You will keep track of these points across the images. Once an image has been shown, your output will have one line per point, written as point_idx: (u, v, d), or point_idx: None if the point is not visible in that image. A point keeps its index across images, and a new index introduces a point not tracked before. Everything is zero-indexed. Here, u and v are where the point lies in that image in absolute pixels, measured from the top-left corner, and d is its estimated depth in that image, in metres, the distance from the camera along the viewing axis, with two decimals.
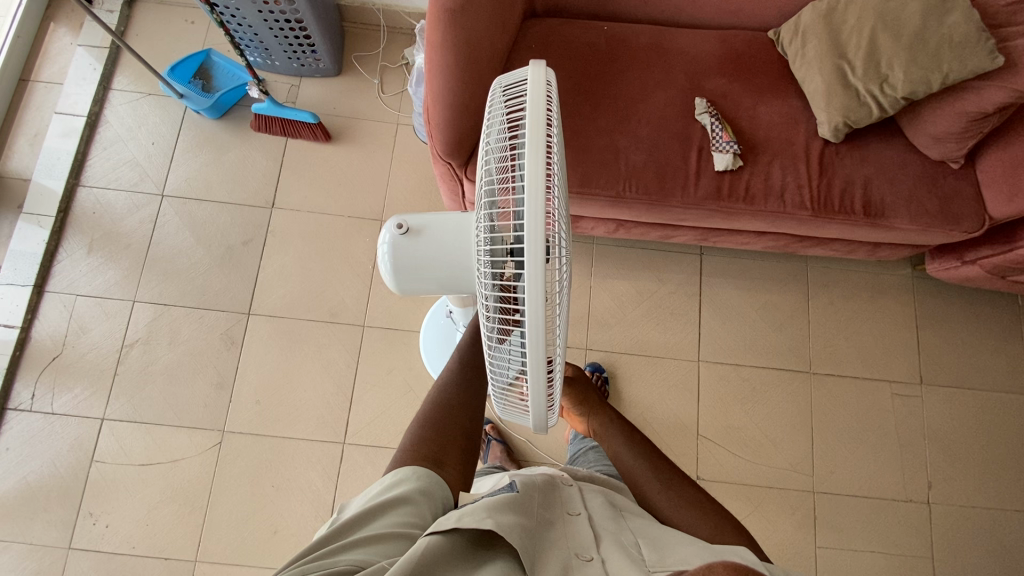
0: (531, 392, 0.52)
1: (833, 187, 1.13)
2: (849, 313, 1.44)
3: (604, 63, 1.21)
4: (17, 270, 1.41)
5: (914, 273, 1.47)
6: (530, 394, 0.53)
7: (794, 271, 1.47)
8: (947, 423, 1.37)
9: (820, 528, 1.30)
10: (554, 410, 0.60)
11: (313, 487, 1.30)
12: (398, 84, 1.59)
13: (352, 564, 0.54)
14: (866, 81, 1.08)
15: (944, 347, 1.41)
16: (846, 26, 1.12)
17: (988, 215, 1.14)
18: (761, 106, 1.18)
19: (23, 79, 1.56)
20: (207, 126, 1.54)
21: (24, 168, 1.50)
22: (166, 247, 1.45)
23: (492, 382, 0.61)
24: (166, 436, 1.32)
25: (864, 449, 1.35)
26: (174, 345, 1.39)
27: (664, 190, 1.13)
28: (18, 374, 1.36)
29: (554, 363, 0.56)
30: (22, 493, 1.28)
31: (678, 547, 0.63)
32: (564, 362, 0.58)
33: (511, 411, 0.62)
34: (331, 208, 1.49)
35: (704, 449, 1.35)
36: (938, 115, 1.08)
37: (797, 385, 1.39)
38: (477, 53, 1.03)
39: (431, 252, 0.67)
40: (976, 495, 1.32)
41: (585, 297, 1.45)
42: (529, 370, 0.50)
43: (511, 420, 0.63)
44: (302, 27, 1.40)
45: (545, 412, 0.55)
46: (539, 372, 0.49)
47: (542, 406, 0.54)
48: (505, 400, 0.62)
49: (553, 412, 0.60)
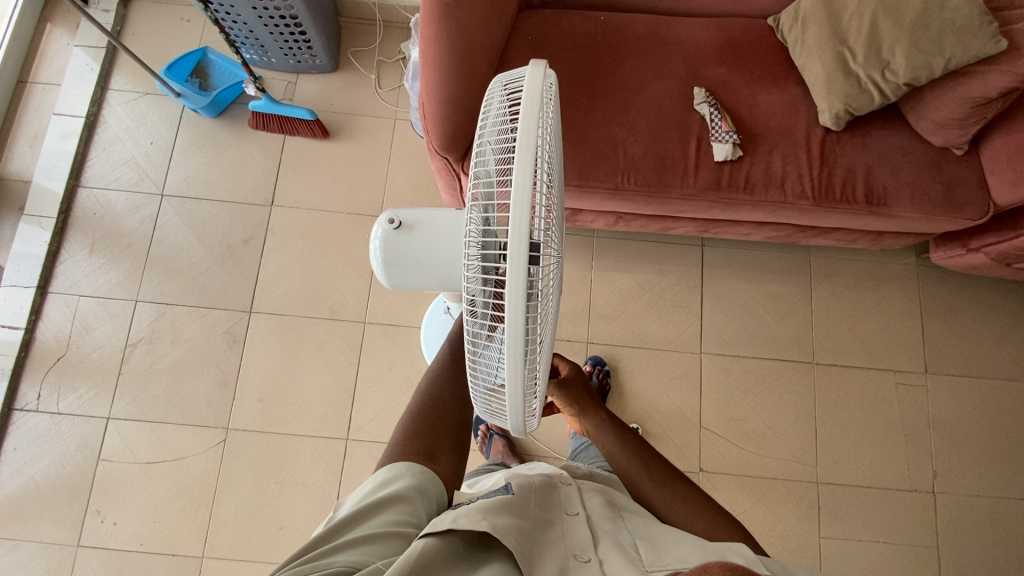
0: (508, 393, 0.52)
1: (833, 176, 1.12)
2: (852, 302, 1.43)
3: (601, 54, 1.20)
4: (21, 271, 1.42)
5: (919, 261, 1.46)
6: (508, 399, 0.52)
7: (796, 261, 1.45)
8: (952, 413, 1.36)
9: (824, 518, 1.29)
10: (536, 414, 0.61)
11: (317, 484, 1.31)
12: (395, 79, 1.58)
13: (347, 565, 0.55)
14: (867, 68, 1.06)
15: (949, 336, 1.40)
16: (847, 11, 1.10)
17: (992, 203, 1.12)
18: (760, 95, 1.17)
19: (22, 80, 1.56)
20: (204, 125, 1.54)
21: (25, 169, 1.50)
22: (167, 246, 1.46)
23: (474, 384, 0.60)
24: (171, 435, 1.33)
25: (868, 439, 1.34)
26: (176, 344, 1.39)
27: (663, 181, 1.12)
28: (24, 374, 1.37)
29: (535, 366, 0.56)
30: (29, 492, 1.30)
31: (676, 546, 0.63)
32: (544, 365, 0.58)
33: (492, 414, 0.61)
34: (329, 206, 1.49)
35: (707, 440, 1.34)
36: (939, 101, 1.07)
37: (799, 376, 1.38)
38: (472, 46, 1.02)
39: (420, 247, 0.67)
40: (983, 485, 1.31)
41: (585, 290, 1.44)
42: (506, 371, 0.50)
43: (490, 422, 0.62)
44: (297, 24, 1.39)
45: (523, 416, 0.54)
46: (517, 374, 0.49)
47: (521, 410, 0.53)
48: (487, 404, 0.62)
49: (532, 416, 0.61)
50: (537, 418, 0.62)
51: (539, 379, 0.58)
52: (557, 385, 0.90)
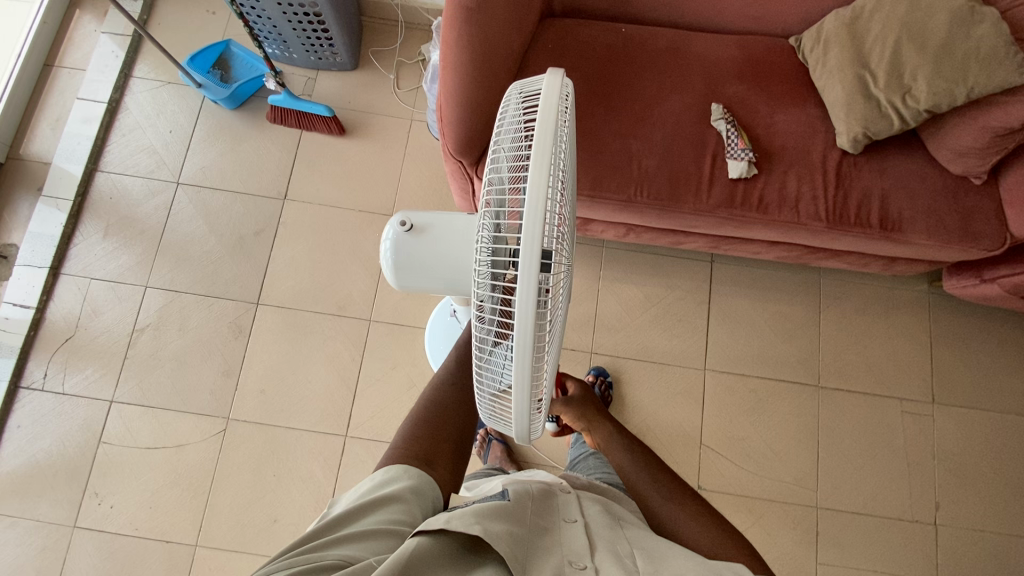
0: (514, 401, 0.52)
1: (849, 199, 1.11)
2: (861, 328, 1.41)
3: (620, 66, 1.20)
4: (36, 251, 1.44)
5: (931, 288, 1.44)
6: (514, 405, 0.52)
7: (806, 282, 1.44)
8: (958, 444, 1.34)
9: (821, 544, 1.28)
10: (539, 422, 0.61)
11: (314, 479, 1.31)
12: (414, 80, 1.59)
13: (339, 559, 0.54)
14: (888, 93, 1.06)
15: (959, 366, 1.38)
16: (870, 35, 1.09)
17: (1009, 234, 1.11)
18: (778, 115, 1.16)
19: (47, 64, 1.59)
20: (223, 116, 1.55)
21: (45, 151, 1.52)
22: (181, 234, 1.47)
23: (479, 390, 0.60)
24: (173, 421, 1.34)
25: (871, 466, 1.33)
26: (183, 331, 1.40)
27: (676, 196, 1.12)
28: (32, 353, 1.39)
29: (543, 375, 0.56)
30: (30, 470, 1.31)
31: (673, 561, 0.63)
32: (550, 372, 0.58)
33: (495, 419, 0.61)
34: (342, 202, 1.50)
35: (706, 458, 1.33)
36: (961, 129, 1.06)
37: (804, 399, 1.37)
38: (492, 52, 1.02)
39: (432, 251, 0.67)
40: (986, 519, 1.29)
41: (591, 300, 1.43)
42: (512, 377, 0.50)
43: (493, 428, 0.62)
44: (320, 21, 1.40)
45: (527, 423, 0.54)
46: (525, 381, 0.49)
47: (525, 417, 0.53)
48: (491, 411, 0.61)
49: (536, 424, 0.61)
50: (541, 424, 0.61)
51: (546, 386, 0.58)
52: (563, 401, 0.97)
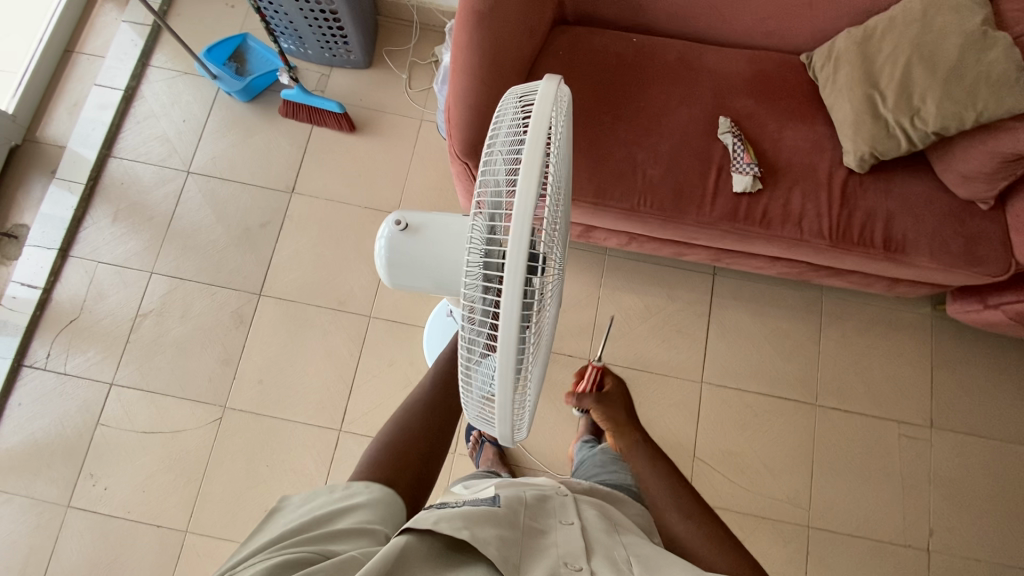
0: (497, 403, 0.52)
1: (854, 218, 1.11)
2: (861, 348, 1.40)
3: (630, 75, 1.21)
4: (46, 233, 1.46)
5: (934, 312, 1.43)
6: (497, 407, 0.53)
7: (807, 300, 1.44)
8: (954, 470, 1.32)
9: (811, 563, 1.27)
10: (525, 424, 0.61)
11: (306, 471, 1.32)
12: (426, 80, 1.60)
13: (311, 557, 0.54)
14: (896, 114, 1.06)
15: (959, 391, 1.37)
16: (881, 55, 1.09)
17: (1015, 260, 1.10)
18: (786, 131, 1.16)
19: (68, 50, 1.62)
20: (237, 109, 1.57)
21: (61, 134, 1.55)
22: (188, 222, 1.49)
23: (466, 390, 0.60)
24: (171, 407, 1.35)
25: (865, 488, 1.32)
26: (185, 318, 1.42)
27: (679, 207, 1.12)
28: (36, 332, 1.40)
29: (528, 378, 0.56)
30: (28, 448, 1.32)
31: (668, 568, 0.63)
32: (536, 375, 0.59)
33: (483, 420, 0.61)
34: (349, 198, 1.51)
35: (699, 471, 1.33)
36: (969, 153, 1.06)
37: (800, 416, 1.36)
38: (501, 56, 1.03)
39: (426, 251, 0.68)
40: (979, 548, 1.28)
41: (591, 307, 1.44)
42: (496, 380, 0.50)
43: (480, 429, 0.63)
44: (336, 19, 1.42)
45: (511, 426, 0.54)
46: (508, 384, 0.49)
47: (509, 419, 0.53)
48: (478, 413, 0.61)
49: (521, 427, 0.61)
50: (527, 427, 0.62)
51: (531, 390, 0.58)
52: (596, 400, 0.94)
